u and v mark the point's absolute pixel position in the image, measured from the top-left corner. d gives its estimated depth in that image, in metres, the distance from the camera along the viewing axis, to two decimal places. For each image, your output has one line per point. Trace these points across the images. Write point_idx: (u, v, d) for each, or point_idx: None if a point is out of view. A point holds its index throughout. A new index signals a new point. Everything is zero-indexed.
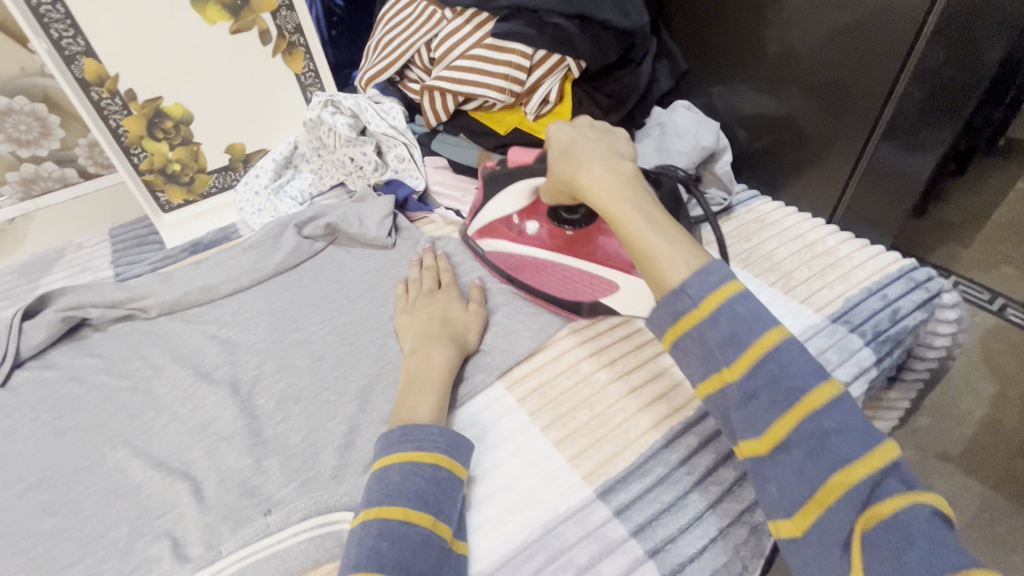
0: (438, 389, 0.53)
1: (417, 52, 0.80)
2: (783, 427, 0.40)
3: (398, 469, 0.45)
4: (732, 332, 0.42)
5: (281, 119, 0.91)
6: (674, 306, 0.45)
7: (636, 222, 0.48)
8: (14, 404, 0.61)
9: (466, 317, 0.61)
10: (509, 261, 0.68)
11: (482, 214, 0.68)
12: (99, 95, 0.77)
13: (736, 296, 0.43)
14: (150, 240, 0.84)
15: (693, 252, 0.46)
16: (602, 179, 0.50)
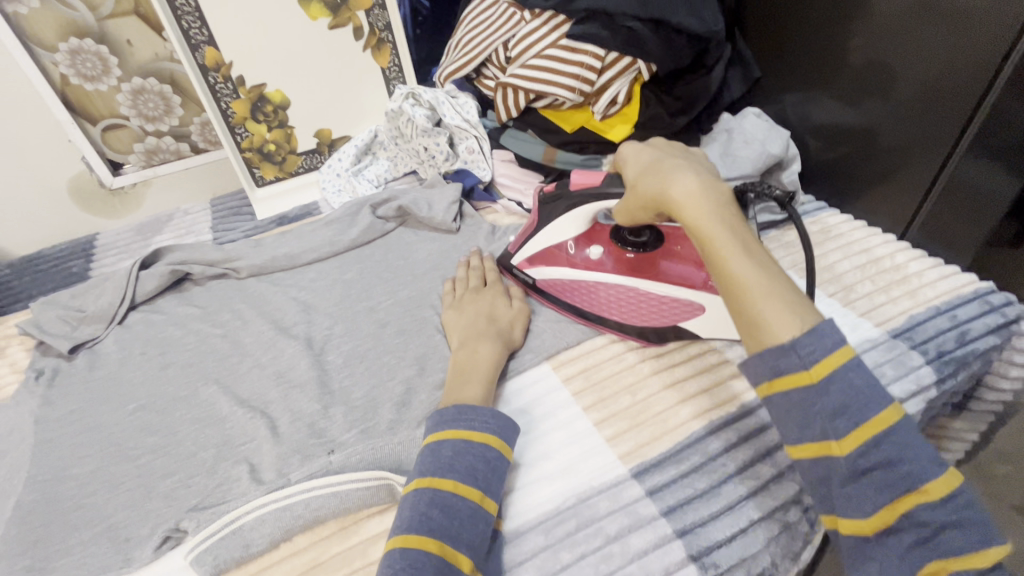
0: (484, 377, 0.55)
1: (494, 51, 0.85)
2: (853, 445, 0.38)
3: (452, 445, 0.47)
4: (843, 403, 0.39)
5: (364, 109, 0.99)
6: (776, 361, 0.40)
7: (731, 247, 0.44)
8: (128, 339, 0.71)
9: (511, 313, 0.64)
10: (572, 291, 0.66)
11: (539, 240, 0.68)
12: (215, 79, 0.87)
13: (850, 363, 0.40)
14: (244, 210, 0.96)
15: (800, 301, 0.42)
16: (697, 195, 0.47)
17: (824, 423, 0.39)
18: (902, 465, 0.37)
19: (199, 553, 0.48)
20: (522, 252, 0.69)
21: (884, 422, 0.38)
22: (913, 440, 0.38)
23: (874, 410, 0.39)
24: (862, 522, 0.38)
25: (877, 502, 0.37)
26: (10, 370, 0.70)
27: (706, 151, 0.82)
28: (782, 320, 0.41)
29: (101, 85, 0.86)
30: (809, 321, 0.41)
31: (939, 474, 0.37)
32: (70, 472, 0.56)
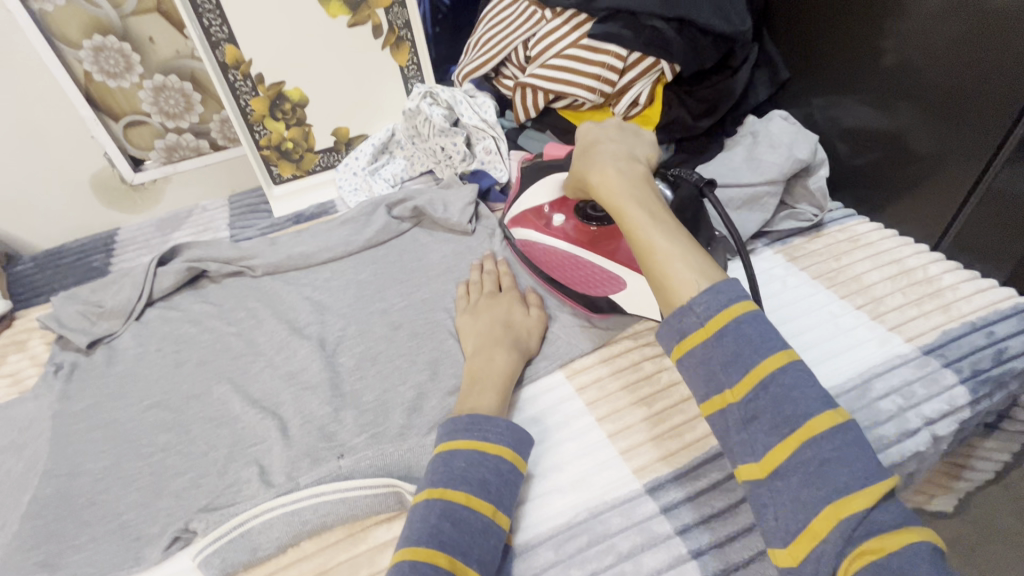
0: (496, 385, 0.54)
1: (513, 50, 0.84)
2: (744, 392, 0.41)
3: (465, 455, 0.46)
4: (737, 354, 0.42)
5: (383, 107, 0.98)
6: (681, 324, 0.45)
7: (636, 218, 0.52)
8: (145, 335, 0.71)
9: (528, 322, 0.62)
10: (532, 252, 0.69)
11: (519, 202, 0.72)
12: (235, 76, 0.87)
13: (744, 318, 0.43)
14: (262, 207, 0.97)
15: (702, 263, 0.48)
16: (610, 178, 0.56)
17: (719, 372, 0.43)
18: (787, 407, 0.40)
19: (207, 556, 0.48)
20: (509, 213, 0.74)
21: (776, 364, 0.41)
22: (798, 380, 0.41)
23: (763, 355, 0.42)
24: (754, 466, 0.41)
25: (767, 443, 0.40)
26: (31, 363, 0.71)
27: (729, 154, 0.79)
28: (681, 279, 0.47)
29: (123, 82, 0.87)
30: (708, 281, 0.46)
31: (821, 411, 0.39)
32: (84, 467, 0.56)
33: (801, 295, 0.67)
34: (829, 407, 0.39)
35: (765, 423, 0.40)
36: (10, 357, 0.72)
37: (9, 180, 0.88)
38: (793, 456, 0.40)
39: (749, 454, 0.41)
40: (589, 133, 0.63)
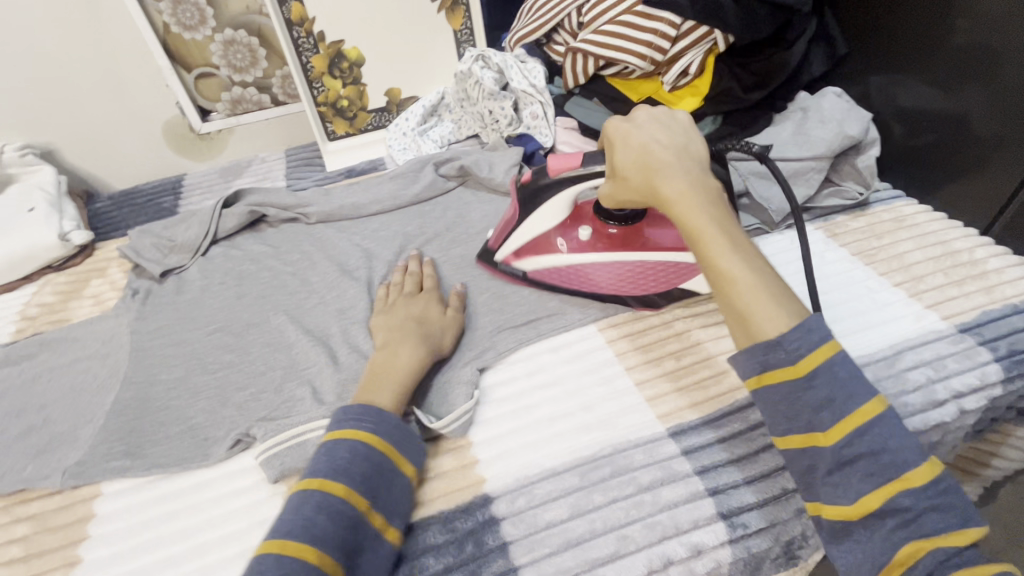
0: (398, 386, 0.52)
1: (567, 16, 0.85)
2: (836, 437, 0.41)
3: (346, 445, 0.46)
4: (831, 398, 0.42)
5: (434, 71, 1.01)
6: (765, 357, 0.44)
7: (721, 244, 0.47)
8: (209, 268, 0.78)
9: (443, 320, 0.61)
10: (567, 276, 0.65)
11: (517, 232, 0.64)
12: (299, 33, 0.91)
13: (835, 359, 0.43)
14: (315, 161, 1.02)
15: (789, 298, 0.45)
16: (689, 194, 0.49)
17: (809, 415, 0.42)
18: (883, 454, 0.40)
19: (268, 458, 0.53)
20: (505, 247, 0.66)
21: (867, 414, 0.41)
22: (893, 429, 0.41)
23: (857, 403, 0.41)
24: (846, 508, 0.40)
25: (860, 490, 0.40)
26: (110, 287, 0.78)
27: (778, 128, 0.79)
28: (771, 316, 0.44)
29: (197, 35, 0.92)
30: (794, 315, 0.44)
31: (867, 400, 0.42)
32: (159, 377, 0.63)
33: (839, 270, 0.67)
34: (926, 458, 0.40)
35: (860, 468, 0.40)
36: (92, 281, 0.80)
37: (91, 122, 0.96)
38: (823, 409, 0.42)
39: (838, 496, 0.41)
40: (640, 129, 0.53)
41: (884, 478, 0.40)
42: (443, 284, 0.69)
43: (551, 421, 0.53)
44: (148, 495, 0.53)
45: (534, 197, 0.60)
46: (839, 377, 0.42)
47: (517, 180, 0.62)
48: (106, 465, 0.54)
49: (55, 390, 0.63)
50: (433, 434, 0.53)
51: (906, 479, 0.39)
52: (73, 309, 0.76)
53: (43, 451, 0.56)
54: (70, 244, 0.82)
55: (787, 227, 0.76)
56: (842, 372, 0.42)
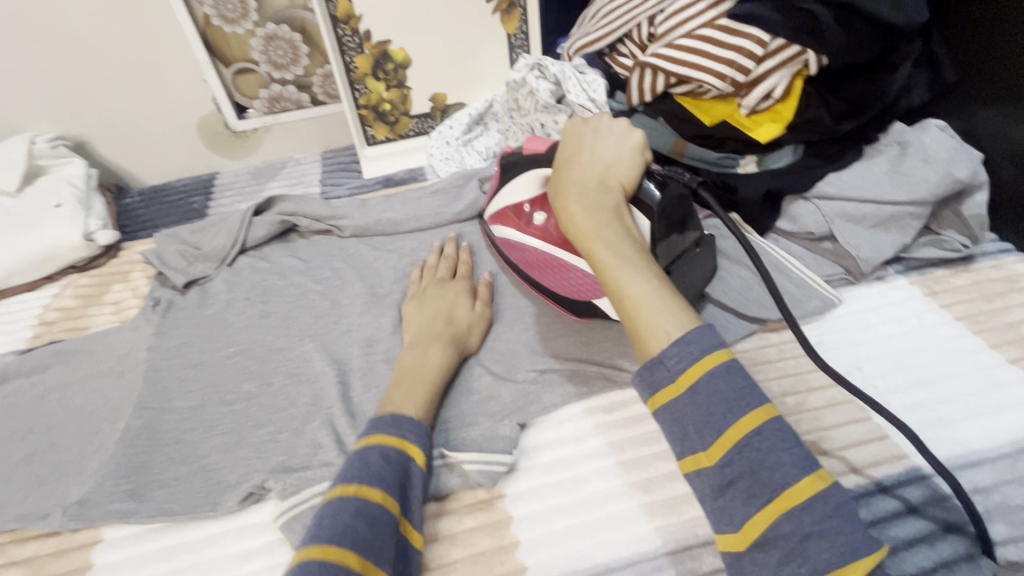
0: (427, 389, 0.51)
1: (637, 26, 0.76)
2: (720, 454, 0.37)
3: (359, 507, 0.39)
4: (709, 414, 0.38)
5: (483, 76, 0.94)
6: (652, 375, 0.41)
7: (604, 254, 0.48)
8: (235, 281, 0.73)
9: (470, 317, 0.60)
10: (518, 255, 0.63)
11: (500, 198, 0.65)
12: (344, 31, 0.86)
13: (718, 371, 0.39)
14: (352, 166, 0.97)
15: (674, 306, 0.43)
16: (585, 207, 0.52)
17: (695, 434, 0.38)
18: (762, 472, 0.36)
19: (287, 517, 0.47)
20: (490, 208, 0.66)
21: (750, 423, 0.37)
22: (775, 441, 0.37)
23: (736, 416, 0.37)
24: (733, 537, 0.37)
25: (745, 515, 0.36)
26: (132, 294, 0.74)
27: (869, 165, 0.70)
28: (649, 326, 0.42)
29: (239, 29, 0.87)
30: (672, 323, 0.42)
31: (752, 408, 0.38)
32: (172, 405, 0.58)
33: (941, 337, 0.59)
34: (813, 473, 0.36)
35: (744, 489, 0.36)
36: (115, 286, 0.76)
37: (126, 115, 0.92)
38: (710, 420, 0.38)
39: (727, 523, 0.37)
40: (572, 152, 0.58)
41: (767, 498, 0.36)
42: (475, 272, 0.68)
43: (603, 502, 0.46)
44: (151, 546, 0.47)
45: (515, 165, 0.64)
46: (721, 389, 0.38)
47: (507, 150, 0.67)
48: (108, 506, 0.49)
49: (65, 410, 0.59)
50: (471, 497, 0.48)
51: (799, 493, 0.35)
52: (92, 315, 0.72)
53: (46, 482, 0.52)
54: (94, 245, 0.78)
55: (877, 278, 0.67)
56: (724, 381, 0.39)
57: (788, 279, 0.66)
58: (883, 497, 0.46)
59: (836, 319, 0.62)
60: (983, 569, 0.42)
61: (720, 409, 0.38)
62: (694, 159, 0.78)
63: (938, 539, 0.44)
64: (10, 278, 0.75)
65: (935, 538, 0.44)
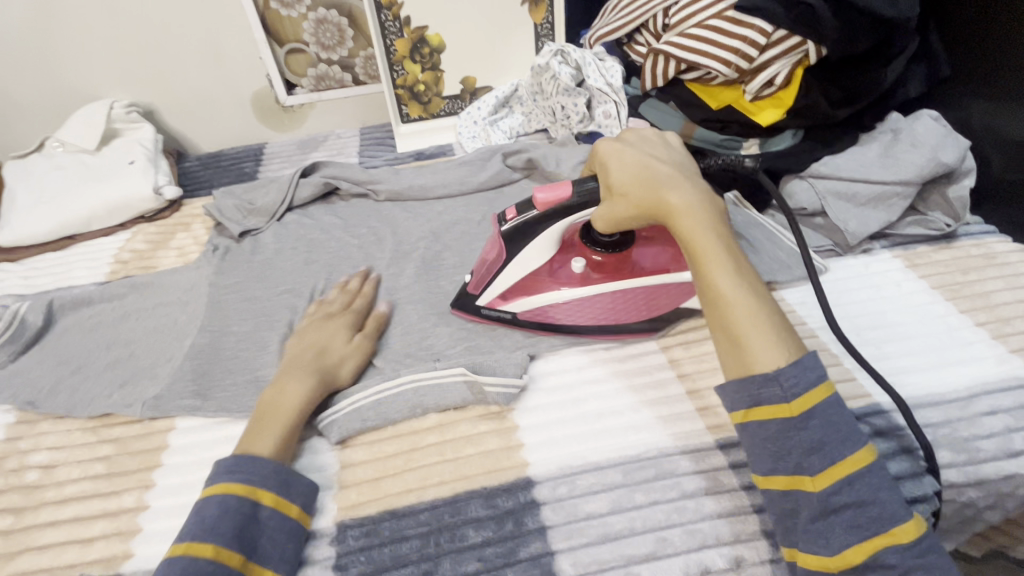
0: (283, 428, 0.51)
1: (653, 17, 0.83)
2: (826, 483, 0.40)
3: (187, 564, 0.41)
4: (823, 440, 0.41)
5: (511, 62, 1.03)
6: (760, 390, 0.43)
7: (721, 269, 0.46)
8: (282, 233, 0.82)
9: (346, 350, 0.59)
10: (558, 312, 0.60)
11: (499, 279, 0.59)
12: (386, 17, 0.95)
13: (829, 399, 0.42)
14: (387, 141, 1.06)
15: (787, 329, 0.45)
16: (694, 208, 0.49)
17: (800, 457, 0.41)
18: (868, 507, 0.40)
19: (328, 420, 0.54)
20: (487, 292, 0.61)
21: (860, 463, 0.40)
22: (879, 481, 0.41)
23: (849, 450, 0.41)
24: (828, 560, 0.40)
25: (846, 542, 0.39)
26: (193, 241, 0.84)
27: (863, 149, 0.76)
28: (769, 348, 0.43)
29: (293, 12, 0.96)
30: (792, 347, 0.43)
31: (862, 448, 0.41)
32: (231, 329, 0.67)
33: (916, 302, 0.65)
34: (912, 514, 0.40)
35: (845, 518, 0.40)
36: (178, 234, 0.86)
37: (190, 88, 1.03)
38: (817, 450, 0.41)
39: (815, 543, 0.40)
40: (636, 151, 0.54)
41: (870, 530, 0.39)
42: (376, 300, 0.68)
43: (598, 417, 0.54)
44: (214, 435, 0.57)
45: (519, 234, 0.55)
46: (832, 422, 0.41)
47: (502, 215, 0.56)
48: (180, 402, 0.59)
49: (140, 330, 0.68)
50: (485, 409, 0.55)
51: (898, 534, 0.39)
52: (159, 257, 0.82)
53: (127, 383, 0.62)
54: (161, 198, 0.89)
55: (863, 251, 0.73)
56: (834, 417, 0.42)
57: (781, 249, 0.72)
58: None
59: (821, 283, 0.69)
60: (926, 485, 0.50)
61: (830, 444, 0.41)
62: (700, 142, 0.85)
63: (888, 460, 0.51)
64: (90, 223, 0.86)
65: (885, 459, 0.51)
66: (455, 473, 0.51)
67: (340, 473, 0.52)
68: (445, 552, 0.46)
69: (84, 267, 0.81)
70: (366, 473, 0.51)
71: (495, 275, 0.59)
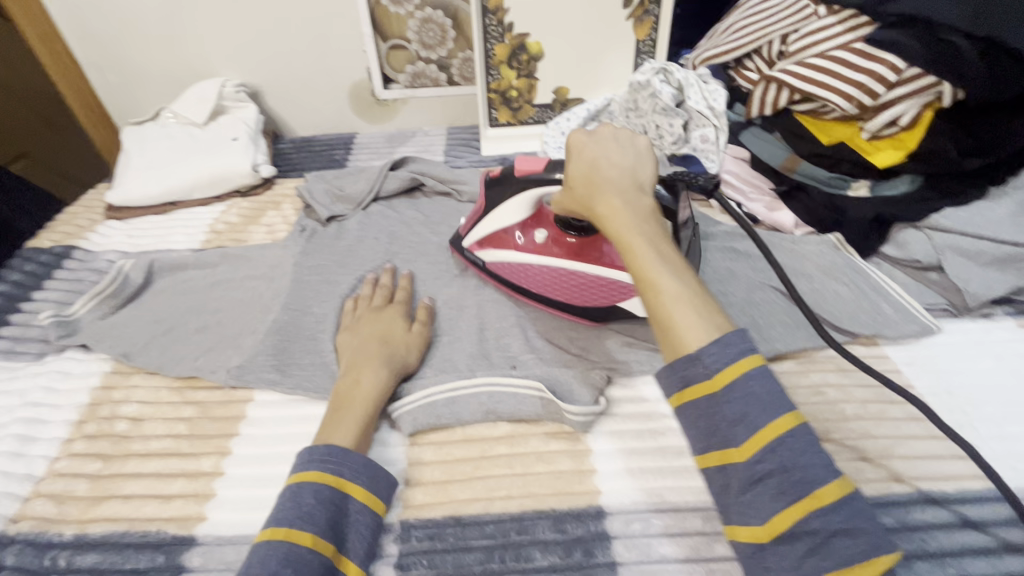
0: (362, 417, 0.51)
1: (768, 42, 0.81)
2: (752, 451, 0.37)
3: (287, 551, 0.40)
4: (745, 413, 0.37)
5: (606, 77, 1.01)
6: (684, 373, 0.40)
7: (646, 254, 0.45)
8: (366, 222, 0.83)
9: (408, 337, 0.60)
10: (515, 274, 0.64)
11: (482, 224, 0.65)
12: (491, 21, 0.95)
13: (754, 374, 0.38)
14: (472, 143, 1.07)
15: (712, 310, 0.42)
16: (622, 205, 0.48)
17: (725, 430, 0.38)
18: (796, 472, 0.36)
19: (402, 410, 0.55)
20: (471, 234, 0.67)
21: (784, 428, 0.37)
22: (807, 446, 0.37)
23: (772, 417, 0.37)
24: (760, 531, 0.37)
25: (772, 510, 0.36)
26: (282, 221, 0.87)
27: (991, 205, 0.70)
28: (689, 329, 0.40)
29: (401, 9, 0.98)
30: (714, 330, 0.40)
31: (783, 411, 0.37)
32: (311, 309, 0.68)
33: None
34: (839, 476, 0.36)
35: (771, 487, 0.36)
36: (269, 212, 0.89)
37: (294, 74, 1.07)
38: (738, 421, 0.38)
39: (748, 516, 0.37)
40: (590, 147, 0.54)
41: (796, 497, 0.35)
42: (413, 294, 0.69)
43: (677, 454, 0.51)
44: (288, 413, 0.57)
45: (499, 190, 0.60)
46: (750, 389, 0.38)
47: (488, 172, 0.61)
48: (259, 373, 0.60)
49: (226, 298, 0.71)
50: (558, 427, 0.54)
51: (827, 498, 0.35)
52: (250, 232, 0.85)
53: (212, 349, 0.64)
54: (257, 175, 0.93)
55: (981, 315, 0.66)
56: (756, 384, 0.38)
57: (886, 300, 0.67)
58: (951, 506, 0.49)
59: (932, 345, 0.63)
60: None
61: (751, 412, 0.37)
62: (804, 177, 0.80)
63: (1005, 555, 0.46)
64: (191, 192, 0.91)
65: (1000, 554, 0.46)
66: (524, 489, 0.49)
67: (408, 470, 0.52)
68: (510, 571, 0.44)
69: (182, 233, 0.86)
70: (435, 474, 0.51)
71: (481, 219, 0.65)
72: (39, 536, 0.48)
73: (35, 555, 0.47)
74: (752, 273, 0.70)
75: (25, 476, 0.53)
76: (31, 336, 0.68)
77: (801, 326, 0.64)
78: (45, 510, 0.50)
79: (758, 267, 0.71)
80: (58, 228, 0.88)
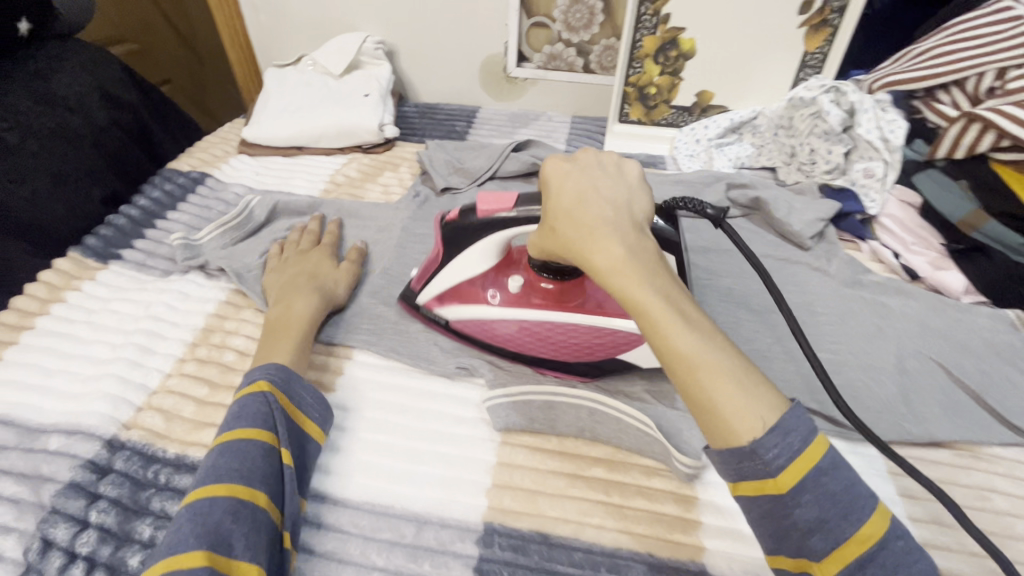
0: (297, 335, 0.54)
1: (978, 76, 0.70)
2: (836, 568, 0.31)
3: (219, 450, 0.42)
4: (821, 518, 0.32)
5: (758, 87, 0.92)
6: (740, 468, 0.33)
7: (672, 322, 0.34)
8: None
9: (336, 274, 0.63)
10: (494, 334, 0.56)
11: (439, 279, 0.56)
12: (646, 9, 0.88)
13: (822, 463, 0.32)
14: (596, 136, 1.02)
15: (760, 382, 0.34)
16: (629, 259, 0.37)
17: (797, 539, 0.32)
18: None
19: (496, 407, 0.52)
20: (426, 290, 0.57)
21: (870, 540, 0.31)
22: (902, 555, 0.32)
23: (856, 524, 0.32)
24: None
25: None
26: (398, 183, 0.87)
27: None
28: (744, 417, 0.32)
29: None
30: (767, 412, 0.32)
31: (872, 514, 0.32)
32: None
33: None
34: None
35: None
36: (386, 172, 0.90)
37: (431, 39, 1.06)
38: (810, 527, 0.32)
39: None
40: (563, 178, 0.43)
41: None
42: (340, 239, 0.72)
43: None
44: (383, 381, 0.56)
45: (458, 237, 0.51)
46: (832, 486, 0.32)
47: (442, 217, 0.52)
48: (364, 334, 0.59)
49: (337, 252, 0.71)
50: (660, 463, 0.49)
51: None
52: (366, 189, 0.86)
53: None
54: (381, 134, 0.93)
55: None
56: (828, 478, 0.32)
57: None
58: None
59: None
60: None
61: (830, 513, 0.32)
62: (985, 236, 0.67)
63: None
64: (317, 140, 0.93)
65: None
66: (620, 522, 0.45)
67: (497, 469, 0.49)
68: None
69: (305, 179, 0.88)
70: (525, 481, 0.48)
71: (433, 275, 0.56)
72: (146, 447, 0.50)
73: (141, 465, 0.49)
74: (906, 336, 0.62)
75: (140, 386, 0.55)
76: (160, 253, 0.71)
77: (963, 413, 0.55)
78: (153, 424, 0.52)
79: (913, 330, 0.63)
80: (196, 154, 0.93)
